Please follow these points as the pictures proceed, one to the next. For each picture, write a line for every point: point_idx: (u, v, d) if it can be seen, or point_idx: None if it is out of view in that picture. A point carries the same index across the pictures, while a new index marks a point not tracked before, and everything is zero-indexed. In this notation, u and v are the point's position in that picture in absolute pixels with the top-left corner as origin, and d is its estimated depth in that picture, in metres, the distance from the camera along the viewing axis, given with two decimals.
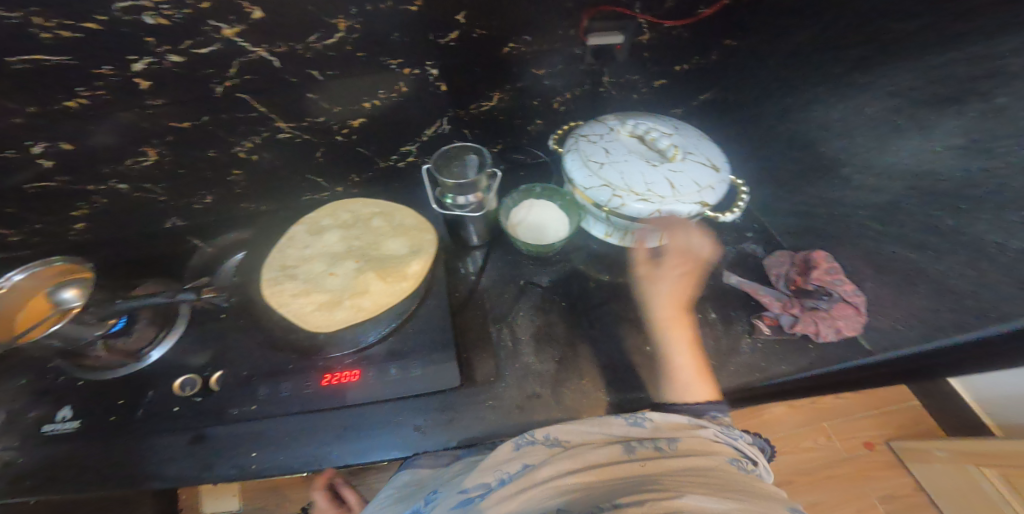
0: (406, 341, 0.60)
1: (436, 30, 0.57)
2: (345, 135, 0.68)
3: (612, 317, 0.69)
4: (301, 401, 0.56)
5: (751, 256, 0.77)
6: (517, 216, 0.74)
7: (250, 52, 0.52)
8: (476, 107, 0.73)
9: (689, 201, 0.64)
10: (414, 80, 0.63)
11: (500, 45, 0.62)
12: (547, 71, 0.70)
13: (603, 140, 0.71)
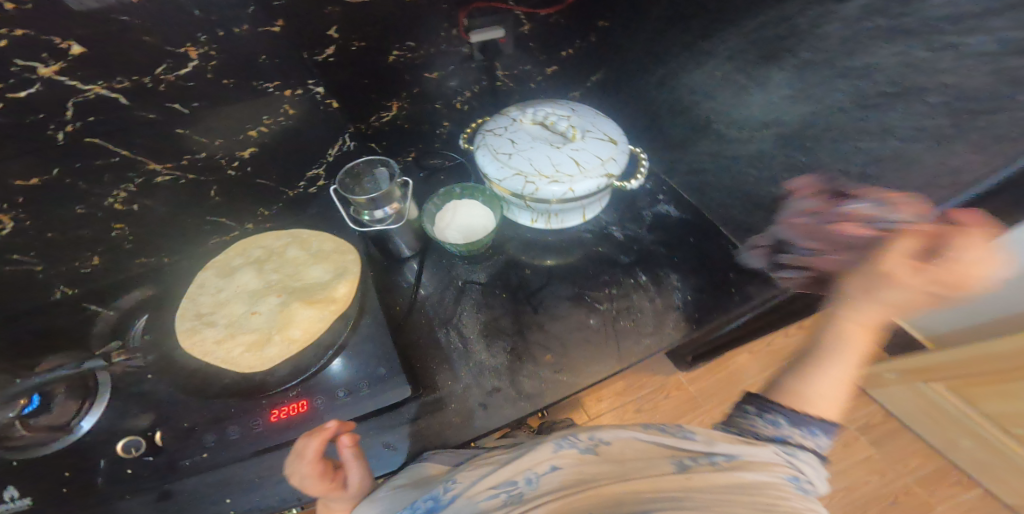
0: (354, 362, 0.57)
1: (309, 48, 0.56)
2: (236, 168, 0.64)
3: (554, 298, 0.71)
4: (254, 441, 0.50)
5: (666, 215, 0.83)
6: (442, 219, 0.75)
7: (83, 91, 0.45)
8: (377, 120, 0.73)
9: (595, 176, 0.69)
10: (300, 101, 0.62)
11: (383, 55, 0.62)
12: (441, 73, 0.71)
13: (508, 132, 0.74)
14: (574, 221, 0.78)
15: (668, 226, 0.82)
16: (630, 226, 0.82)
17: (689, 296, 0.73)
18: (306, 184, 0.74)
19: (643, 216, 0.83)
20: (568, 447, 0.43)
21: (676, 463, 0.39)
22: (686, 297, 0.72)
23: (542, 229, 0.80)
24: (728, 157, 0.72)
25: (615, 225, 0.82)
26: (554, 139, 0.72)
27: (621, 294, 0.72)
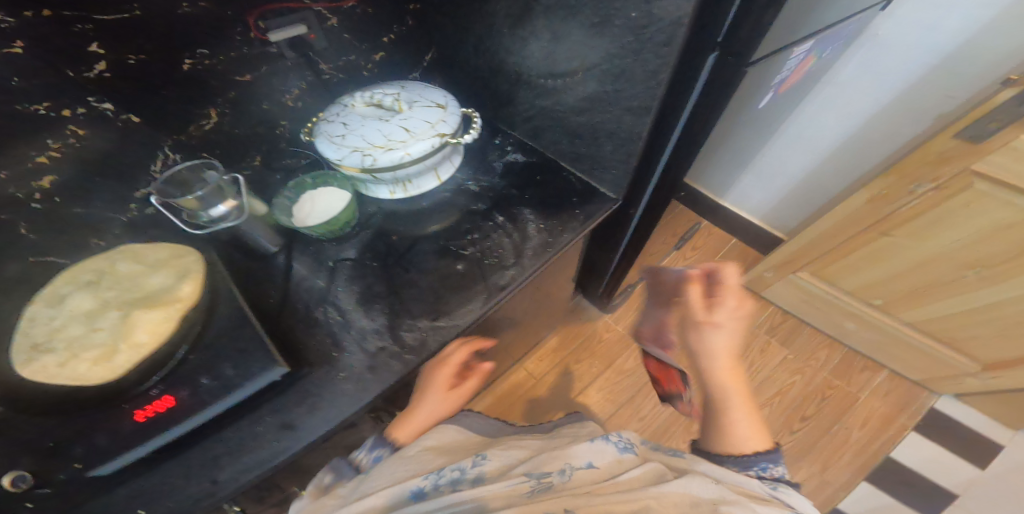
0: (215, 352, 0.53)
1: (78, 66, 0.58)
2: (42, 199, 0.65)
3: (423, 255, 0.78)
4: (123, 452, 0.47)
5: (514, 163, 0.93)
6: (302, 211, 0.78)
7: None
8: (199, 129, 0.75)
9: (425, 138, 0.75)
10: (88, 120, 0.64)
11: (176, 63, 0.65)
12: (255, 75, 0.75)
13: (340, 117, 0.79)
14: (429, 182, 0.86)
15: (517, 171, 0.91)
16: (484, 177, 0.90)
17: (544, 226, 0.82)
18: (140, 205, 0.73)
19: (494, 167, 0.92)
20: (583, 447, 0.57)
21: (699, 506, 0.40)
22: (540, 226, 0.82)
23: (404, 199, 0.86)
24: (542, 97, 0.84)
25: (470, 180, 0.90)
26: (384, 114, 0.79)
27: (482, 237, 0.81)
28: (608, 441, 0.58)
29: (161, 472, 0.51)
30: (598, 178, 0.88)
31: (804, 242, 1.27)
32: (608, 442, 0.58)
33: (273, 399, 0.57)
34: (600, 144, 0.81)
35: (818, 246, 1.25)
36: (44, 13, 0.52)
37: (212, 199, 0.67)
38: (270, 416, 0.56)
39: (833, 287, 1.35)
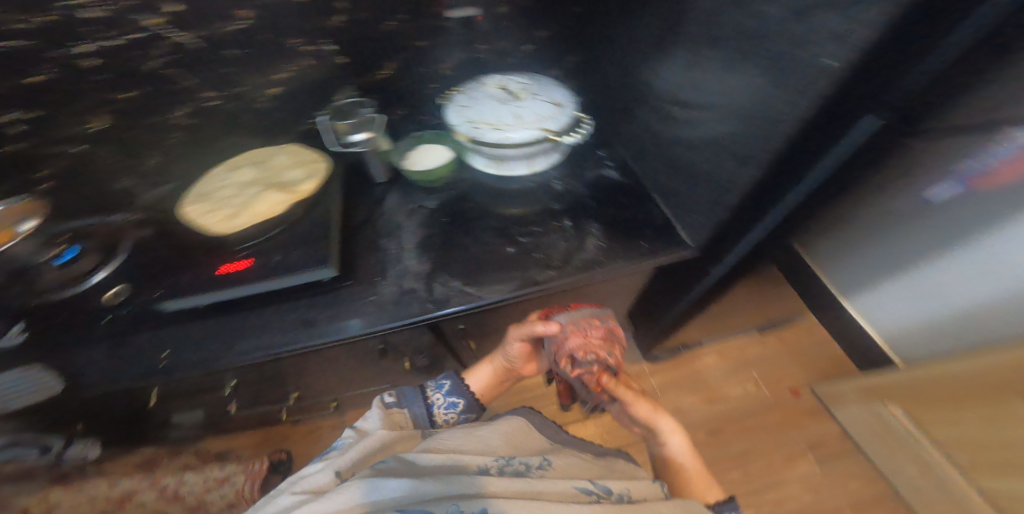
0: (292, 238, 0.70)
1: (323, 12, 0.77)
2: (267, 99, 0.89)
3: (484, 228, 0.87)
4: (200, 286, 0.66)
5: (607, 178, 0.94)
6: (412, 155, 0.93)
7: (173, 33, 0.73)
8: (375, 75, 0.92)
9: (529, 128, 0.81)
10: (316, 55, 0.84)
11: (379, 24, 0.82)
12: (427, 43, 0.89)
13: (472, 90, 0.89)
14: (519, 168, 0.91)
15: (605, 188, 0.92)
16: (573, 182, 0.94)
17: (603, 244, 0.83)
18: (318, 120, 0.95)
19: (586, 177, 0.94)
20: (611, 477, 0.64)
21: None
22: (598, 243, 0.82)
23: (493, 176, 0.95)
24: (658, 124, 0.81)
25: (558, 180, 0.95)
26: (507, 98, 0.86)
27: (541, 234, 0.85)
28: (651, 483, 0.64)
29: (210, 325, 0.73)
30: (681, 219, 0.84)
31: (905, 375, 0.99)
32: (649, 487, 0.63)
33: (309, 297, 0.76)
34: (694, 186, 0.77)
35: (920, 383, 0.95)
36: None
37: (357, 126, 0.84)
38: (315, 307, 0.75)
39: (930, 439, 0.99)
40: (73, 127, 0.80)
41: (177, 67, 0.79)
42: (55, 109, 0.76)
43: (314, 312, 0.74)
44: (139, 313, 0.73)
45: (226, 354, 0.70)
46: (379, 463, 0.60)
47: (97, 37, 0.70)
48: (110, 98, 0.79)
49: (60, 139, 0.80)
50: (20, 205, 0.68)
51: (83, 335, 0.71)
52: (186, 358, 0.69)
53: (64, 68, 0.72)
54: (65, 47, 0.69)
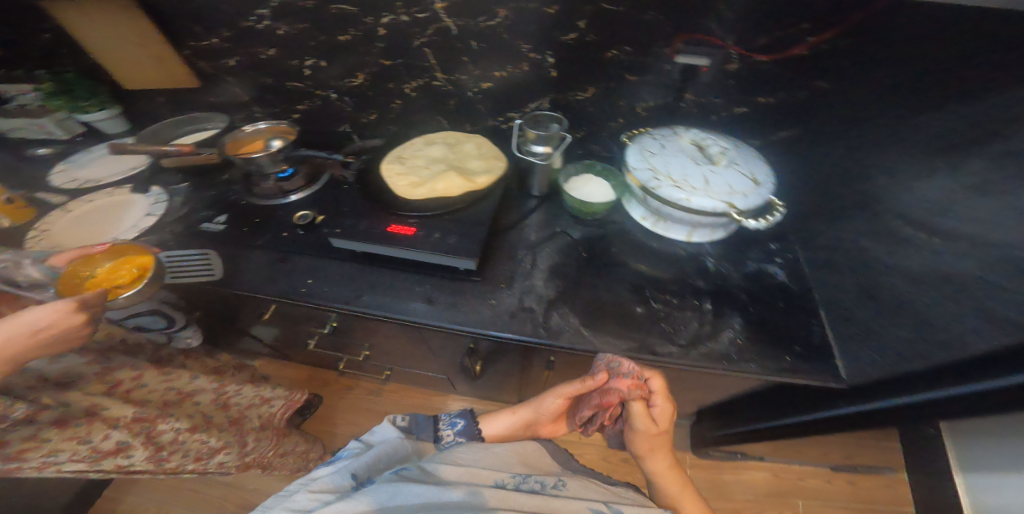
0: (456, 223, 0.72)
1: (562, 30, 0.81)
2: (474, 92, 0.98)
3: (620, 277, 0.84)
4: (368, 234, 0.71)
5: (768, 275, 0.86)
6: (574, 181, 0.93)
7: (442, 21, 0.85)
8: (572, 97, 0.94)
9: (716, 198, 0.76)
10: (534, 64, 0.88)
11: (603, 50, 0.83)
12: (638, 79, 0.87)
13: (663, 139, 0.86)
14: (677, 232, 0.90)
15: (762, 285, 0.84)
16: (726, 265, 0.87)
17: (740, 341, 0.75)
18: (503, 120, 1.03)
19: (745, 265, 0.87)
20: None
21: None
22: (735, 340, 0.75)
23: (646, 229, 0.92)
24: (877, 245, 0.71)
25: (712, 256, 0.89)
26: (699, 158, 0.82)
27: (677, 306, 0.80)
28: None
29: (352, 270, 0.78)
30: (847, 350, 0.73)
31: None
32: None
33: (440, 279, 0.78)
34: None
35: None
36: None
37: (542, 138, 0.84)
38: (438, 290, 0.77)
39: None
40: (339, 81, 1.03)
41: (431, 48, 0.91)
42: (335, 58, 0.98)
43: (439, 295, 0.76)
44: (304, 239, 0.82)
45: (352, 303, 0.74)
46: (396, 470, 0.60)
47: (397, 10, 0.85)
48: (375, 60, 0.96)
49: (326, 87, 1.05)
50: (283, 128, 0.94)
51: (258, 236, 0.82)
52: (322, 291, 0.75)
53: (363, 28, 0.90)
54: (373, 11, 0.86)
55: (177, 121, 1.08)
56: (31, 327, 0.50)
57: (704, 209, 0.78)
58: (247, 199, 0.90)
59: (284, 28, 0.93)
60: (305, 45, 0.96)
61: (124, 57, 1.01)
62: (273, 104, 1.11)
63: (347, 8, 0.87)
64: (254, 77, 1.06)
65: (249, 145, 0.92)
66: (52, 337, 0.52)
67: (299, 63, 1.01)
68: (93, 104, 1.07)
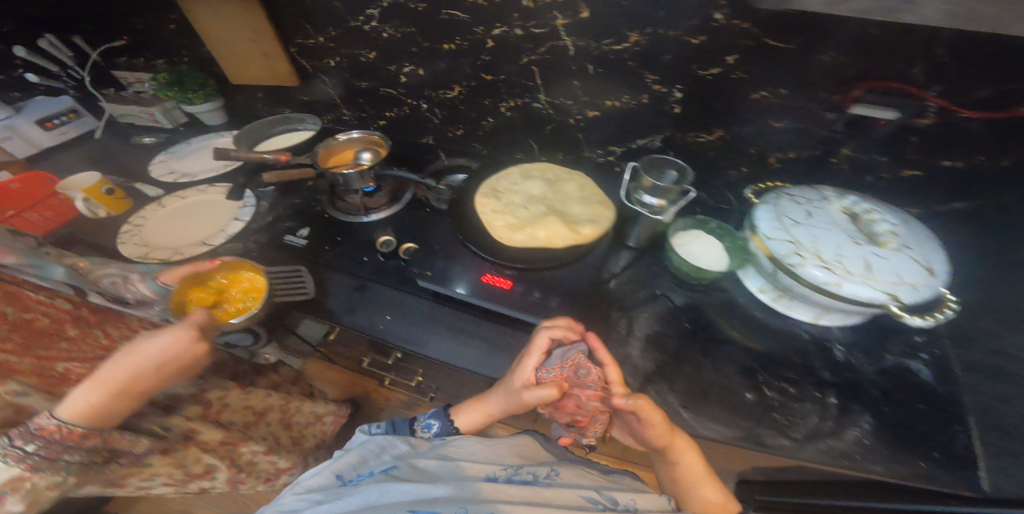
0: (555, 280, 0.70)
1: (702, 64, 0.70)
2: (577, 120, 0.89)
3: (729, 357, 0.70)
4: (459, 285, 0.69)
5: (911, 372, 0.68)
6: (683, 237, 0.81)
7: (560, 40, 0.76)
8: (693, 137, 0.82)
9: (877, 287, 0.61)
10: (657, 96, 0.78)
11: (750, 90, 0.70)
12: (782, 125, 0.73)
13: (809, 205, 0.72)
14: (802, 314, 0.73)
15: (908, 384, 0.67)
16: (860, 357, 0.70)
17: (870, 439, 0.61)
18: (602, 153, 0.94)
19: (883, 359, 0.70)
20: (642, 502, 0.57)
21: None
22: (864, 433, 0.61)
23: (763, 304, 0.77)
24: None
25: (842, 345, 0.72)
26: (853, 235, 0.68)
27: (794, 397, 0.66)
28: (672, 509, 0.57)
29: (434, 310, 0.73)
30: None
31: None
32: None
33: (524, 334, 0.70)
34: None
35: None
36: (744, 24, 0.63)
37: (658, 188, 0.74)
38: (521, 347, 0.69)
39: None
40: (432, 92, 0.97)
41: (539, 67, 0.83)
42: (436, 68, 0.92)
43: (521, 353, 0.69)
44: (383, 265, 0.76)
45: (429, 349, 0.70)
46: (383, 467, 0.58)
47: (512, 23, 0.77)
48: (477, 74, 0.90)
49: (418, 96, 0.99)
50: (378, 140, 0.90)
51: (338, 257, 0.79)
52: (399, 332, 0.72)
53: (471, 39, 0.83)
54: (484, 22, 0.79)
55: (273, 120, 1.05)
56: (161, 356, 0.53)
57: (855, 297, 0.63)
58: (328, 212, 0.86)
59: (389, 31, 0.88)
60: (406, 51, 0.91)
61: (232, 51, 1.02)
62: (361, 107, 1.08)
63: (459, 15, 0.80)
64: (347, 78, 1.02)
65: (338, 154, 0.88)
66: (180, 363, 0.54)
67: (395, 69, 0.96)
68: (198, 95, 1.10)
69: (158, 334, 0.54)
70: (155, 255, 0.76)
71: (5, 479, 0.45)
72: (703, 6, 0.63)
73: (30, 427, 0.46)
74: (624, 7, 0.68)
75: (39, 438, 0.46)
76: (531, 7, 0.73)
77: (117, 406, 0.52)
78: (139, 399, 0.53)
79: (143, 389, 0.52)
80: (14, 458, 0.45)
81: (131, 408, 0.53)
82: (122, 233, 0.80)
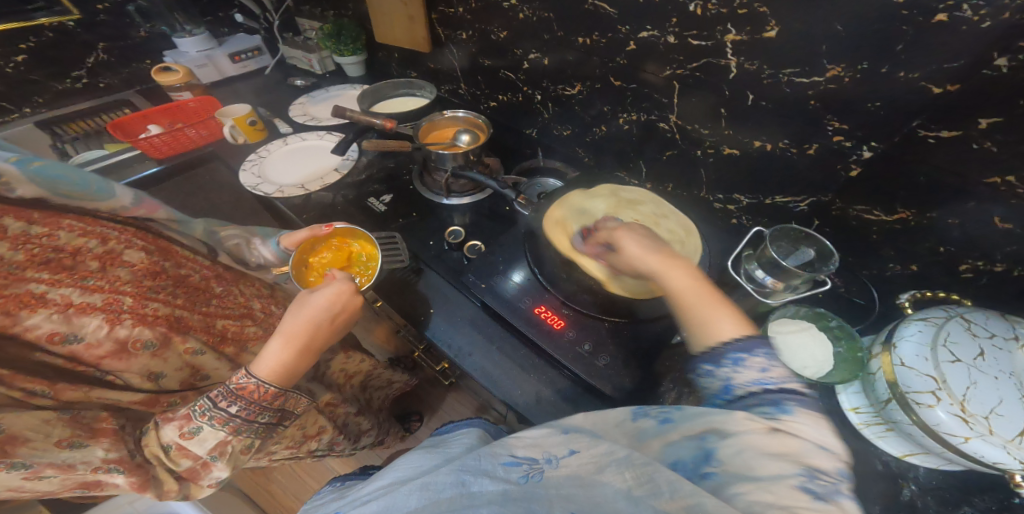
0: (612, 337, 0.63)
1: (930, 120, 0.52)
2: (705, 154, 0.77)
3: None
4: (512, 308, 0.66)
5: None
6: (784, 326, 0.62)
7: (724, 58, 0.63)
8: (856, 211, 0.65)
9: (1021, 459, 0.42)
10: (827, 150, 0.62)
11: (983, 174, 0.51)
12: (1011, 228, 0.52)
13: (990, 341, 0.48)
14: (887, 444, 0.54)
15: None
16: (930, 503, 0.51)
17: None
18: (720, 199, 0.80)
19: (956, 508, 0.51)
20: (695, 463, 0.32)
21: (795, 475, 0.28)
22: None
23: (851, 428, 0.58)
24: None
25: (917, 483, 0.53)
26: None
27: None
28: (736, 421, 0.33)
29: (475, 316, 0.69)
30: None
31: None
32: (766, 442, 0.31)
33: (555, 371, 0.63)
34: None
35: None
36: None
37: (775, 269, 0.63)
38: (552, 388, 0.62)
39: None
40: (551, 84, 0.90)
41: (682, 84, 0.71)
42: (563, 61, 0.84)
43: (550, 395, 0.61)
44: (445, 257, 0.76)
45: (460, 358, 0.66)
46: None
47: (666, 28, 0.66)
48: (607, 77, 0.80)
49: (535, 85, 0.93)
50: (480, 124, 0.87)
51: (408, 231, 0.80)
52: (435, 328, 0.68)
53: (611, 36, 0.74)
54: (634, 20, 0.69)
55: (397, 83, 1.10)
56: (331, 306, 0.55)
57: (973, 459, 0.45)
58: (414, 185, 0.88)
59: (527, 12, 0.82)
60: (537, 37, 0.85)
61: (381, 10, 1.06)
62: (477, 84, 1.05)
63: (608, 9, 0.71)
64: (473, 53, 0.99)
65: (442, 130, 0.90)
66: (346, 313, 0.57)
67: (521, 53, 0.90)
68: (348, 48, 1.19)
69: (319, 289, 0.56)
70: (262, 188, 0.85)
71: (213, 445, 0.47)
72: (983, 45, 0.45)
73: (230, 388, 0.47)
74: (836, 32, 0.52)
75: (240, 400, 0.47)
76: (697, 13, 0.62)
77: (298, 367, 0.53)
78: (313, 356, 0.54)
79: (316, 345, 0.54)
80: (220, 422, 0.47)
81: (306, 369, 0.54)
82: (248, 161, 0.92)
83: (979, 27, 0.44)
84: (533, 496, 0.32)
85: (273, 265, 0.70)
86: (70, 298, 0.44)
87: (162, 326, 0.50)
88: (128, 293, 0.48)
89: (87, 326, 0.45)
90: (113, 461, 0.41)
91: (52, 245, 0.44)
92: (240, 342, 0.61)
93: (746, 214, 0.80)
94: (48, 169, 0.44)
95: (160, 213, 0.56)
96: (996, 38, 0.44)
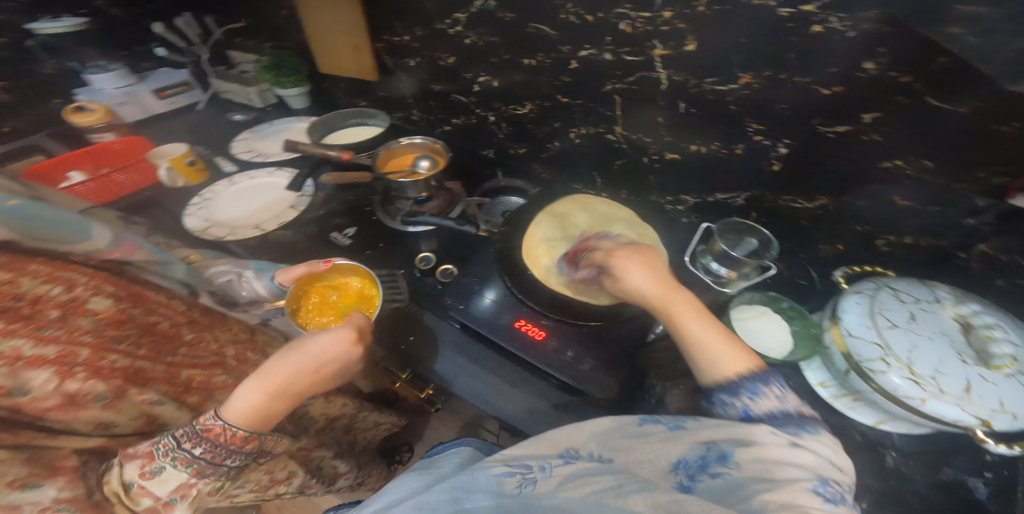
0: (594, 341, 0.66)
1: (827, 117, 0.60)
2: (651, 160, 0.83)
3: None
4: (496, 328, 0.67)
5: (965, 488, 0.56)
6: (743, 314, 0.69)
7: (656, 71, 0.69)
8: (785, 201, 0.74)
9: (970, 411, 0.48)
10: (754, 148, 0.70)
11: (879, 159, 0.60)
12: (909, 204, 0.62)
13: (916, 307, 0.57)
14: (859, 413, 0.61)
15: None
16: (914, 467, 0.58)
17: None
18: (671, 200, 0.87)
19: (939, 470, 0.58)
20: (710, 463, 0.35)
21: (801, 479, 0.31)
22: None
23: (823, 400, 0.64)
24: None
25: (897, 450, 0.60)
26: (968, 352, 0.52)
27: None
28: (759, 434, 0.35)
29: (462, 342, 0.70)
30: None
31: None
32: (786, 453, 0.33)
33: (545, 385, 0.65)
34: None
35: None
36: (906, 78, 0.52)
37: (728, 260, 0.69)
38: (545, 400, 0.64)
39: None
40: (502, 105, 0.94)
41: (623, 97, 0.76)
42: (512, 82, 0.88)
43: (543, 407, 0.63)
44: (422, 283, 0.77)
45: (448, 382, 0.66)
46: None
47: (603, 47, 0.72)
48: (552, 95, 0.85)
49: (488, 107, 0.96)
50: (438, 148, 0.89)
51: (375, 262, 0.79)
52: (424, 357, 0.68)
53: (554, 56, 0.78)
54: (573, 40, 0.74)
55: (349, 113, 1.09)
56: (326, 355, 0.53)
57: (932, 419, 0.50)
58: (376, 214, 0.87)
59: (472, 37, 0.85)
60: (484, 60, 0.88)
61: (322, 40, 1.05)
62: (431, 109, 1.07)
63: (547, 32, 0.75)
64: (423, 79, 1.01)
65: (399, 157, 0.90)
66: (337, 363, 0.55)
67: (471, 77, 0.93)
68: (289, 80, 1.15)
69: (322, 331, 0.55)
70: (212, 232, 0.81)
71: (175, 485, 0.44)
72: (857, 51, 0.53)
73: (197, 428, 0.44)
74: (743, 44, 0.60)
75: (204, 442, 0.44)
76: (628, 32, 0.67)
77: (274, 411, 0.50)
78: (294, 401, 0.52)
79: (300, 391, 0.51)
80: (183, 462, 0.44)
81: (286, 413, 0.51)
82: (191, 205, 0.86)
83: (848, 35, 0.52)
84: (528, 505, 0.34)
85: (265, 300, 0.69)
86: (20, 349, 0.38)
87: (117, 379, 0.46)
88: (86, 344, 0.44)
89: (33, 381, 0.39)
90: (64, 501, 0.37)
91: (14, 293, 0.39)
92: (205, 391, 0.57)
93: (695, 213, 0.87)
94: (23, 209, 0.42)
95: (137, 255, 0.53)
96: (865, 45, 0.52)
